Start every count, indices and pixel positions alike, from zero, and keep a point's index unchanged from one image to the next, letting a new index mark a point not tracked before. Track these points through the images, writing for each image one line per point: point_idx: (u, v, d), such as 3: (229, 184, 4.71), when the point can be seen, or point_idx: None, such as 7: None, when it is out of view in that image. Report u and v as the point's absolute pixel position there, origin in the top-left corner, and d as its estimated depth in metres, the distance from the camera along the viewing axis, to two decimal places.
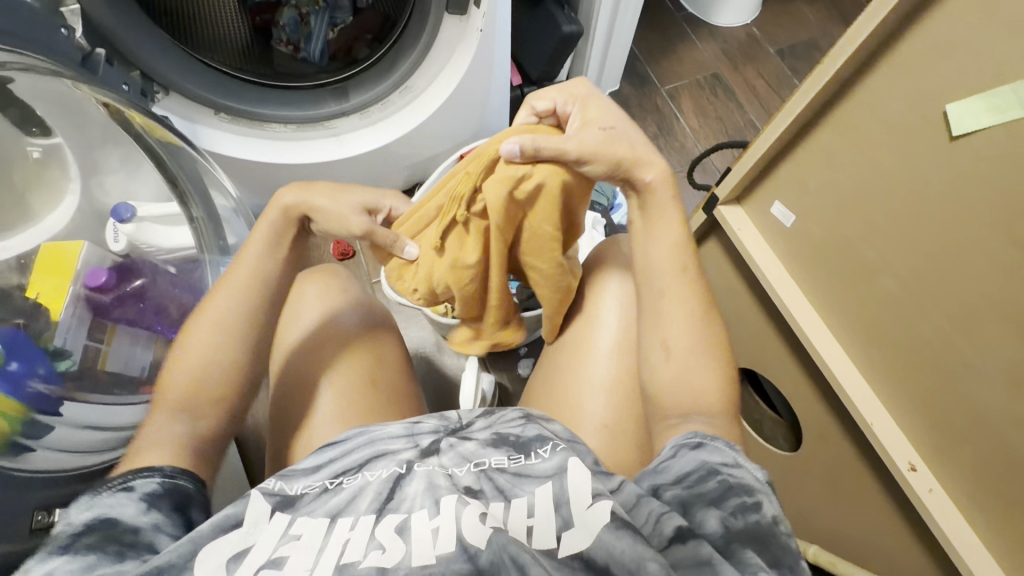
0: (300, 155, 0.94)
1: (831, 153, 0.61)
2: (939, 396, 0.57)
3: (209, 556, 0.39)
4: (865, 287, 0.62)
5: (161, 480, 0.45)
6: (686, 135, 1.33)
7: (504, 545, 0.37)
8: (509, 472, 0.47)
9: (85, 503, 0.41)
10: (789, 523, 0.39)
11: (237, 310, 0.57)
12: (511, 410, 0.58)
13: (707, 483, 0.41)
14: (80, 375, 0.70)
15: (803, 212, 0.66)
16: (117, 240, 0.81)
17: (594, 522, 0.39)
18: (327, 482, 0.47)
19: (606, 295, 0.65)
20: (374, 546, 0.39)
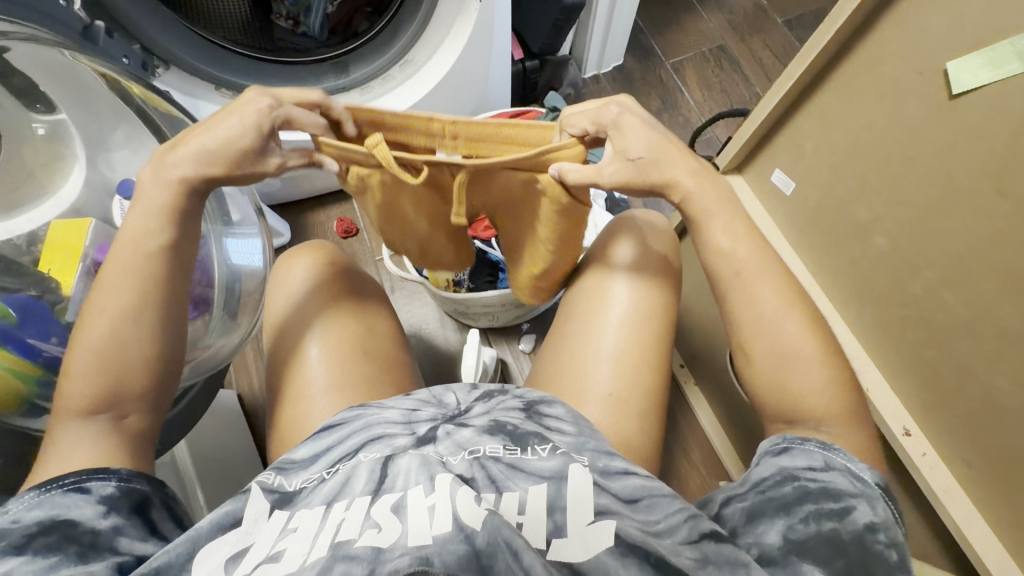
0: None
1: (828, 114, 0.61)
2: (934, 352, 0.58)
3: (207, 556, 0.42)
4: (860, 246, 0.63)
5: (117, 484, 0.44)
6: (690, 110, 1.31)
7: (499, 527, 0.39)
8: (503, 462, 0.48)
9: (34, 500, 0.41)
10: (889, 534, 0.41)
11: (142, 280, 0.51)
12: (510, 399, 0.59)
13: (781, 488, 0.45)
14: None
15: (804, 173, 0.67)
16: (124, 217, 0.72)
17: (596, 542, 0.41)
18: (323, 472, 0.50)
19: (614, 274, 0.64)
20: (370, 525, 0.41)
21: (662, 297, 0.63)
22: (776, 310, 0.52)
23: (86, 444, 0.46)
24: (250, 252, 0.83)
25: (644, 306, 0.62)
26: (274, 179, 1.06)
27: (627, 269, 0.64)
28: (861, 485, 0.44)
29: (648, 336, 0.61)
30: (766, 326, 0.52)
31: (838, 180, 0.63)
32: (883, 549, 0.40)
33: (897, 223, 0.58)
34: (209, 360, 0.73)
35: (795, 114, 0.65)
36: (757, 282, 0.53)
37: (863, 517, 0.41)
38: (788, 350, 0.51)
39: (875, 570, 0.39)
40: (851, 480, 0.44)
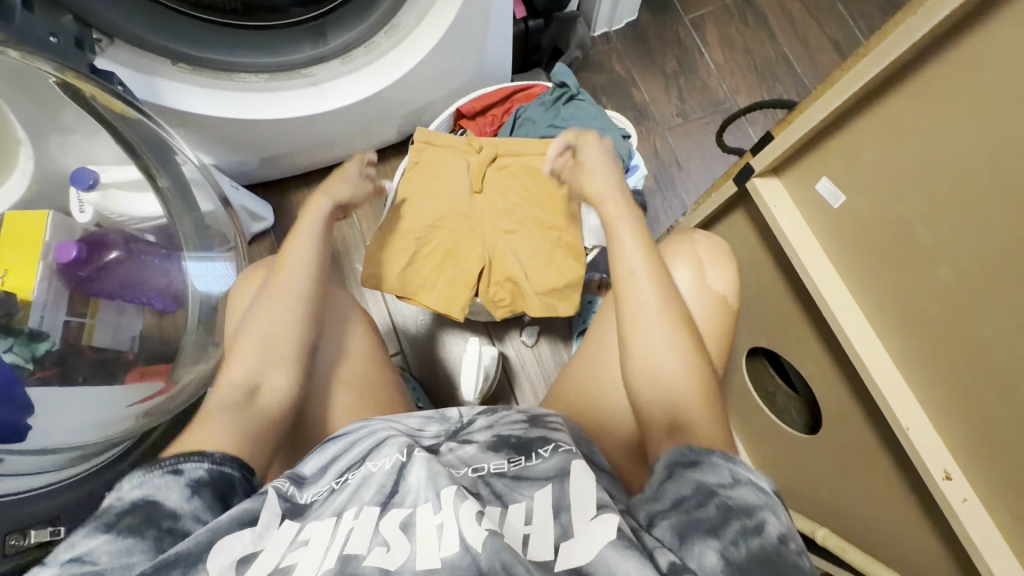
0: (277, 108, 0.84)
1: (902, 124, 0.50)
2: (987, 400, 0.50)
3: (221, 549, 0.35)
4: (917, 277, 0.53)
5: (210, 467, 0.42)
6: (711, 74, 1.18)
7: (499, 550, 0.32)
8: (508, 476, 0.43)
9: (137, 480, 0.39)
10: (799, 541, 0.35)
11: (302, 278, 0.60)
12: (514, 413, 0.53)
13: (704, 508, 0.37)
14: (62, 356, 0.65)
15: (855, 188, 0.56)
16: (82, 210, 0.71)
17: (598, 537, 0.35)
18: (332, 483, 0.44)
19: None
20: (378, 543, 0.36)
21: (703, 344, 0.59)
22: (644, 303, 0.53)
23: (220, 420, 0.48)
24: (222, 275, 0.77)
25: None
26: (251, 159, 0.96)
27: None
28: (768, 497, 0.38)
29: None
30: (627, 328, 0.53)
31: (895, 199, 0.53)
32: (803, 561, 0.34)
33: (967, 249, 0.48)
34: (195, 385, 0.72)
35: (856, 119, 0.54)
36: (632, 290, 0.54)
37: (776, 529, 0.35)
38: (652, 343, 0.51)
39: None
40: (756, 491, 0.38)
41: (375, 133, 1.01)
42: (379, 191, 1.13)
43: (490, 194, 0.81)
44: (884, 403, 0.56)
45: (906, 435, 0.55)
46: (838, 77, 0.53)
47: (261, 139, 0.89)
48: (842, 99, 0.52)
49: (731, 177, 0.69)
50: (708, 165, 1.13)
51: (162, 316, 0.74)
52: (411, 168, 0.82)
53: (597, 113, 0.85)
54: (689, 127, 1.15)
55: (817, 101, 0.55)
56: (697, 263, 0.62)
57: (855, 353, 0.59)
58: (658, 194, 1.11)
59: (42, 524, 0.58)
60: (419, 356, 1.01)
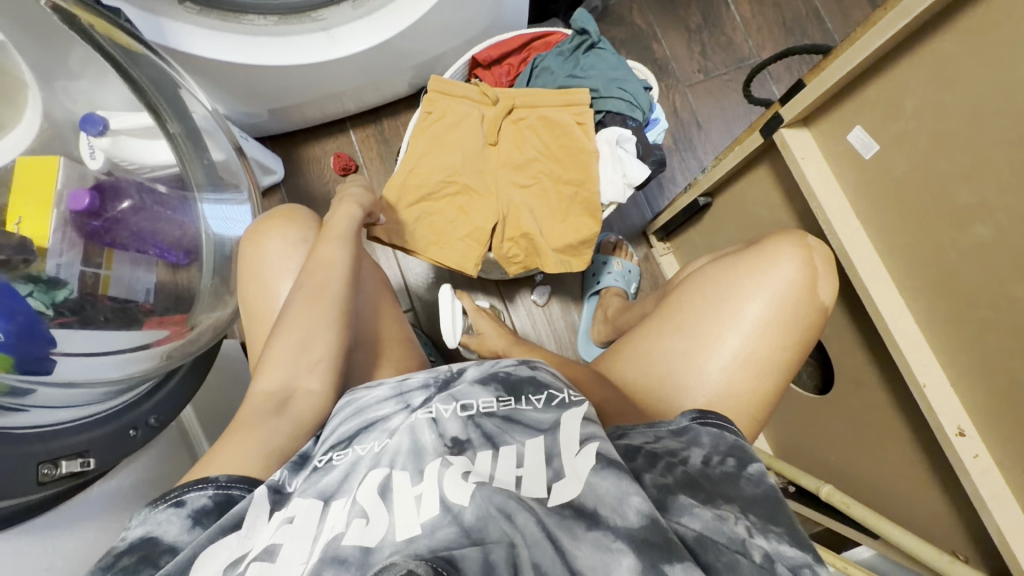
0: (285, 55, 0.81)
1: (950, 68, 0.48)
2: (1014, 357, 0.49)
3: (205, 562, 0.36)
4: (953, 234, 0.52)
5: (213, 493, 0.41)
6: (736, 28, 1.12)
7: (490, 496, 0.35)
8: (497, 417, 0.43)
9: (141, 517, 0.40)
10: (720, 454, 0.44)
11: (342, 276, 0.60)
12: (505, 358, 0.52)
13: (637, 459, 0.42)
14: (81, 304, 0.64)
15: (891, 139, 0.54)
16: (93, 156, 0.70)
17: (581, 467, 0.38)
18: (317, 460, 0.44)
19: (755, 297, 0.57)
20: (357, 514, 0.36)
21: (790, 349, 0.57)
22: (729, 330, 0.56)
23: (253, 429, 0.48)
24: (235, 218, 0.79)
25: (774, 346, 0.57)
26: (260, 111, 0.94)
27: (772, 299, 0.57)
28: (689, 437, 0.45)
29: (763, 389, 0.56)
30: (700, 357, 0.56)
31: (937, 153, 0.51)
32: (733, 471, 0.42)
33: (1010, 213, 0.47)
34: (208, 333, 0.72)
35: (899, 63, 0.52)
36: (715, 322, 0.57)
37: (698, 457, 0.43)
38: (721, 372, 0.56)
39: (728, 490, 0.40)
40: (677, 437, 0.45)
41: (385, 85, 0.98)
42: (389, 146, 1.11)
43: (505, 146, 0.79)
44: (902, 361, 0.56)
45: (921, 390, 0.55)
46: (882, 15, 0.50)
47: (270, 88, 0.86)
48: (880, 41, 0.50)
49: (757, 130, 0.67)
50: (728, 125, 1.10)
51: (176, 270, 0.74)
52: (424, 118, 0.79)
53: (617, 64, 0.82)
54: (710, 84, 1.11)
55: (858, 41, 0.52)
56: (805, 260, 0.59)
57: (877, 311, 0.58)
58: (675, 154, 1.08)
59: (73, 455, 0.52)
60: (430, 313, 1.02)
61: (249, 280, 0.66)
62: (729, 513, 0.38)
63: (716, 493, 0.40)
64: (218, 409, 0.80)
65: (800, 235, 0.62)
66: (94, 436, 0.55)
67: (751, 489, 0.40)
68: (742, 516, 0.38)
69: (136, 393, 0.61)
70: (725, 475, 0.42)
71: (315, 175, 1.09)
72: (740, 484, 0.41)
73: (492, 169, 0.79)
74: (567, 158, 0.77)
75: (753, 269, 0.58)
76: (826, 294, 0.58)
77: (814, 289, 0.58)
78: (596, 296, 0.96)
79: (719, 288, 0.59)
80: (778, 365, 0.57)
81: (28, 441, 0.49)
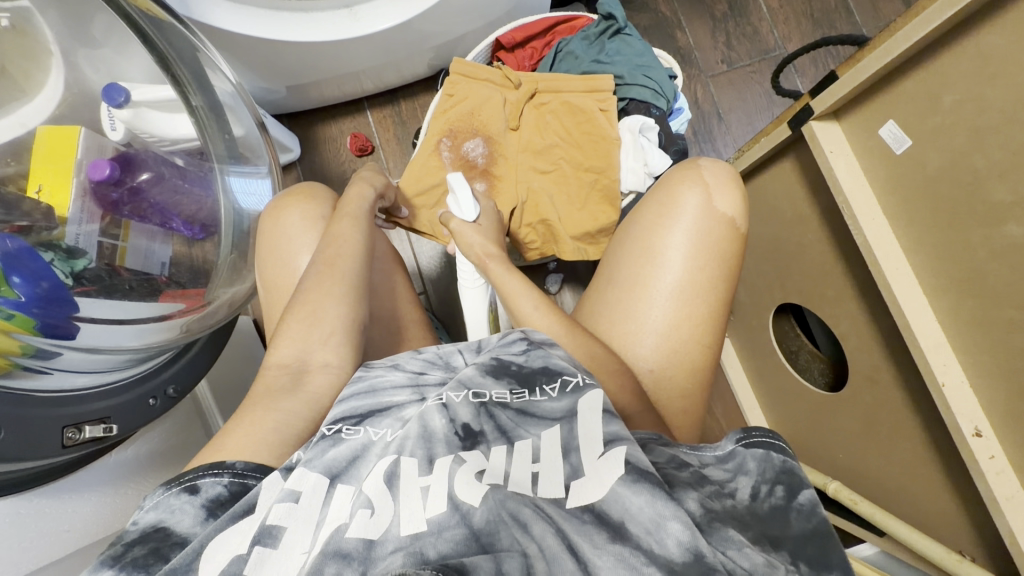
0: (310, 32, 0.80)
1: (993, 62, 0.47)
2: None
3: (216, 550, 0.35)
4: (984, 231, 0.51)
5: (228, 482, 0.41)
6: (762, 19, 1.10)
7: (503, 501, 0.35)
8: (511, 409, 0.43)
9: (154, 500, 0.39)
10: (773, 489, 0.37)
11: (354, 250, 0.61)
12: (510, 333, 0.53)
13: (681, 474, 0.38)
14: (100, 274, 0.63)
15: (925, 135, 0.54)
16: (114, 127, 0.69)
17: (607, 474, 0.35)
18: (323, 428, 0.43)
19: (671, 232, 0.61)
20: (363, 506, 0.36)
21: (718, 269, 0.60)
22: (666, 286, 0.59)
23: (275, 405, 0.48)
24: (256, 192, 0.79)
25: (692, 269, 0.60)
26: (279, 87, 0.93)
27: (683, 226, 0.60)
28: (733, 462, 0.40)
29: (700, 308, 0.59)
30: (638, 302, 0.60)
31: (973, 148, 0.50)
32: (782, 504, 0.36)
33: None
34: (224, 309, 0.73)
35: (939, 57, 0.51)
36: (652, 274, 0.60)
37: (746, 492, 0.38)
38: (663, 327, 0.59)
39: (775, 529, 0.35)
40: (727, 468, 0.40)
41: (405, 66, 0.97)
42: (406, 128, 1.10)
43: (526, 132, 0.78)
44: (922, 360, 0.56)
45: (940, 391, 0.55)
46: (925, 7, 0.49)
47: (294, 66, 0.86)
48: (922, 33, 0.49)
49: (786, 122, 0.66)
50: (750, 118, 1.08)
51: (191, 245, 0.74)
52: (445, 100, 0.79)
53: (643, 51, 0.81)
54: (733, 75, 1.09)
55: (899, 33, 0.51)
56: (707, 190, 0.62)
57: (899, 310, 0.58)
58: (694, 145, 1.07)
59: (96, 421, 0.53)
60: (441, 296, 1.02)
61: (267, 255, 0.66)
62: (782, 561, 0.32)
63: (757, 522, 0.35)
64: (232, 384, 0.81)
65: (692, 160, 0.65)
66: (114, 403, 0.56)
67: (802, 526, 0.35)
68: (790, 564, 0.32)
69: (154, 363, 0.63)
70: (774, 508, 0.36)
71: (331, 154, 1.09)
72: (791, 520, 0.35)
73: (512, 153, 0.78)
74: (589, 144, 0.77)
75: (666, 207, 0.62)
76: (722, 200, 0.61)
77: (722, 208, 0.61)
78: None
79: (640, 230, 0.63)
80: (712, 289, 0.60)
81: (50, 406, 0.50)
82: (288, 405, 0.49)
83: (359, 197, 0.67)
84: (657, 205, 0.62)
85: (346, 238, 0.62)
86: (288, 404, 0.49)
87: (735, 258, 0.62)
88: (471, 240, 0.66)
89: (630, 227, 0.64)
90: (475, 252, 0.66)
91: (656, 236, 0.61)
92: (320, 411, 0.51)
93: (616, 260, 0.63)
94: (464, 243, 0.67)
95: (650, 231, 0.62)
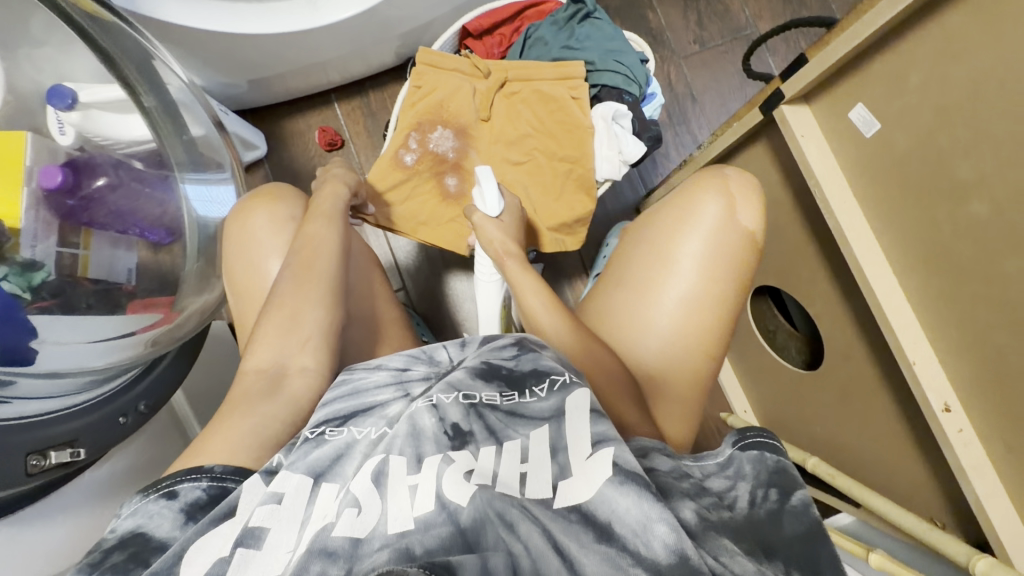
0: (267, 24, 0.76)
1: (956, 41, 0.47)
2: (1003, 335, 0.50)
3: (197, 555, 0.34)
4: (952, 212, 0.52)
5: (207, 486, 0.40)
6: None
7: (489, 500, 0.34)
8: (501, 411, 0.42)
9: (133, 508, 0.38)
10: (769, 493, 0.39)
11: (329, 251, 0.60)
12: (504, 337, 0.51)
13: (680, 482, 0.39)
14: (60, 287, 0.60)
15: (892, 116, 0.54)
16: (63, 131, 0.66)
17: (595, 474, 0.35)
18: (306, 432, 0.42)
19: (687, 238, 0.60)
20: (349, 505, 0.35)
21: (729, 281, 0.60)
22: (679, 295, 0.59)
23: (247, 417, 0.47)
24: (218, 200, 0.76)
25: (706, 279, 0.60)
26: (240, 82, 0.89)
27: (699, 232, 0.60)
28: (732, 468, 0.41)
29: (710, 319, 0.59)
30: (645, 310, 0.60)
31: (940, 130, 0.50)
32: (776, 508, 0.37)
33: (1009, 190, 0.46)
34: (196, 318, 0.71)
35: (905, 37, 0.51)
36: (666, 281, 0.60)
37: (743, 499, 0.39)
38: (676, 338, 0.59)
39: (769, 534, 0.35)
40: (727, 475, 0.41)
41: (370, 56, 0.94)
42: (376, 120, 1.07)
43: (498, 122, 0.77)
44: (893, 338, 0.57)
45: (911, 368, 0.56)
46: None
47: (252, 59, 0.82)
48: (889, 14, 0.49)
49: (757, 105, 0.66)
50: (723, 100, 1.08)
51: (158, 250, 0.70)
52: (413, 92, 0.76)
53: (614, 35, 0.79)
54: (706, 56, 1.09)
55: (864, 13, 0.51)
56: (729, 199, 0.61)
57: (871, 291, 0.58)
58: (669, 128, 1.07)
59: (62, 446, 0.52)
60: (422, 290, 1.01)
61: (236, 258, 0.64)
62: (774, 569, 0.32)
63: (753, 529, 0.36)
64: (208, 393, 0.79)
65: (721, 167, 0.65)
66: (81, 425, 0.54)
67: (794, 528, 0.36)
68: (783, 570, 0.33)
69: (122, 380, 0.61)
70: (768, 512, 0.37)
71: (300, 150, 1.05)
72: (783, 523, 0.36)
73: (485, 145, 0.77)
74: (563, 133, 0.76)
75: (684, 212, 0.61)
76: (744, 211, 0.61)
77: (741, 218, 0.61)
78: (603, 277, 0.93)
79: (652, 232, 0.63)
80: (722, 297, 0.60)
81: (10, 432, 0.49)
82: (261, 417, 0.48)
83: (333, 195, 0.65)
84: (673, 210, 0.62)
85: (316, 236, 0.60)
86: (261, 416, 0.47)
87: (748, 268, 0.61)
88: (493, 235, 0.66)
89: (641, 229, 0.64)
90: (493, 247, 0.65)
91: (675, 243, 0.61)
92: (295, 420, 0.50)
93: (624, 262, 0.64)
94: (485, 238, 0.66)
95: (662, 235, 0.62)
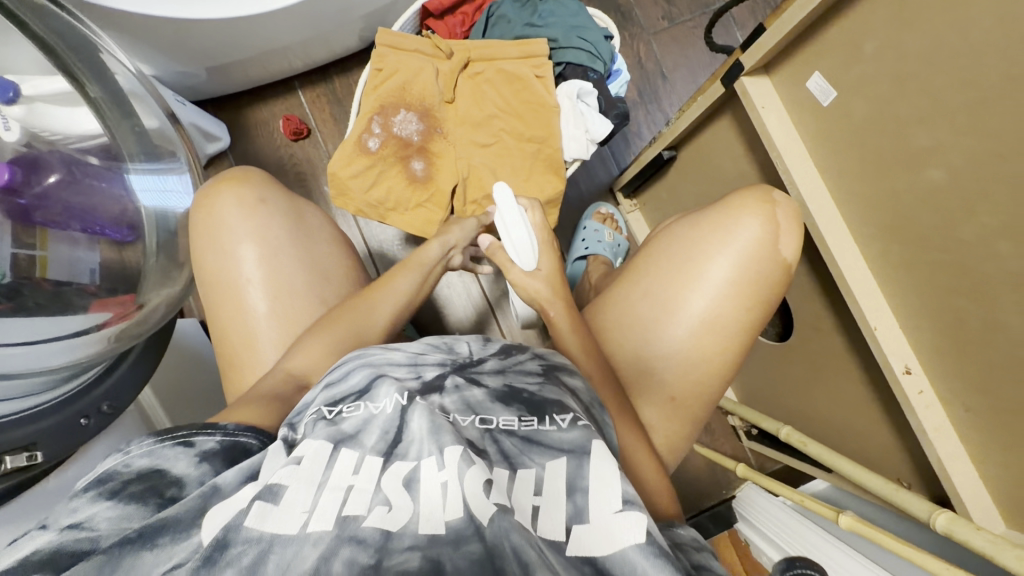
0: (217, 7, 0.74)
1: (907, 7, 0.47)
2: (960, 297, 0.51)
3: (218, 512, 0.32)
4: (908, 179, 0.52)
5: (222, 438, 0.38)
6: None
7: (507, 531, 0.31)
8: (517, 437, 0.40)
9: (146, 447, 0.36)
10: None
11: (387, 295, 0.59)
12: (529, 358, 0.49)
13: None
14: (15, 288, 0.58)
15: (850, 84, 0.54)
16: (7, 127, 0.61)
17: (625, 537, 0.34)
18: (323, 410, 0.39)
19: (720, 259, 0.57)
20: (380, 500, 0.33)
21: (748, 314, 0.58)
22: (703, 319, 0.57)
23: None
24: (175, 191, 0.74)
25: (737, 307, 0.57)
26: (197, 70, 0.86)
27: (734, 257, 0.57)
28: None
29: (731, 348, 0.58)
30: (659, 330, 0.58)
31: (895, 97, 0.51)
32: None
33: (961, 155, 0.47)
34: (161, 310, 0.69)
35: (859, 4, 0.50)
36: (691, 302, 0.57)
37: None
38: (689, 362, 0.57)
39: None
40: None
41: (332, 40, 0.91)
42: (342, 107, 1.04)
43: (462, 104, 0.76)
44: (857, 306, 0.58)
45: (873, 334, 0.58)
46: None
47: (206, 45, 0.79)
48: None
49: (720, 78, 0.66)
50: (694, 76, 1.07)
51: (121, 249, 0.68)
52: (374, 75, 0.74)
53: (577, 11, 0.78)
54: (675, 32, 1.08)
55: None
56: (770, 228, 0.58)
57: (834, 260, 0.59)
58: (640, 107, 1.06)
59: (18, 450, 0.50)
60: None
61: (205, 248, 0.62)
62: None
63: None
64: (180, 392, 0.78)
65: (767, 189, 0.61)
66: (42, 427, 0.52)
67: None
68: None
69: (84, 380, 0.59)
70: None
71: (265, 140, 1.02)
72: None
73: (451, 129, 0.76)
74: (529, 113, 0.75)
75: (716, 229, 0.58)
76: (788, 250, 0.58)
77: (776, 242, 0.58)
78: (580, 260, 0.93)
79: (690, 251, 0.59)
80: (741, 324, 0.58)
81: None
82: None
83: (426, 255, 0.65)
84: (720, 233, 0.58)
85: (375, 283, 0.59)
86: None
87: (773, 297, 0.59)
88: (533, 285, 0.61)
89: (679, 242, 0.60)
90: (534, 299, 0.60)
91: (715, 271, 0.57)
92: None
93: (660, 266, 0.60)
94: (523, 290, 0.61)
95: (708, 256, 0.58)
